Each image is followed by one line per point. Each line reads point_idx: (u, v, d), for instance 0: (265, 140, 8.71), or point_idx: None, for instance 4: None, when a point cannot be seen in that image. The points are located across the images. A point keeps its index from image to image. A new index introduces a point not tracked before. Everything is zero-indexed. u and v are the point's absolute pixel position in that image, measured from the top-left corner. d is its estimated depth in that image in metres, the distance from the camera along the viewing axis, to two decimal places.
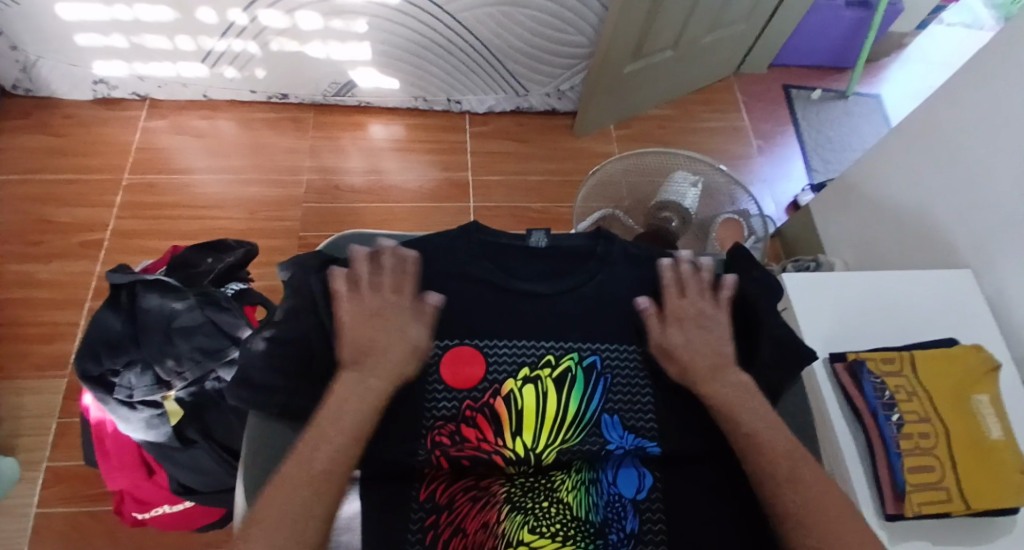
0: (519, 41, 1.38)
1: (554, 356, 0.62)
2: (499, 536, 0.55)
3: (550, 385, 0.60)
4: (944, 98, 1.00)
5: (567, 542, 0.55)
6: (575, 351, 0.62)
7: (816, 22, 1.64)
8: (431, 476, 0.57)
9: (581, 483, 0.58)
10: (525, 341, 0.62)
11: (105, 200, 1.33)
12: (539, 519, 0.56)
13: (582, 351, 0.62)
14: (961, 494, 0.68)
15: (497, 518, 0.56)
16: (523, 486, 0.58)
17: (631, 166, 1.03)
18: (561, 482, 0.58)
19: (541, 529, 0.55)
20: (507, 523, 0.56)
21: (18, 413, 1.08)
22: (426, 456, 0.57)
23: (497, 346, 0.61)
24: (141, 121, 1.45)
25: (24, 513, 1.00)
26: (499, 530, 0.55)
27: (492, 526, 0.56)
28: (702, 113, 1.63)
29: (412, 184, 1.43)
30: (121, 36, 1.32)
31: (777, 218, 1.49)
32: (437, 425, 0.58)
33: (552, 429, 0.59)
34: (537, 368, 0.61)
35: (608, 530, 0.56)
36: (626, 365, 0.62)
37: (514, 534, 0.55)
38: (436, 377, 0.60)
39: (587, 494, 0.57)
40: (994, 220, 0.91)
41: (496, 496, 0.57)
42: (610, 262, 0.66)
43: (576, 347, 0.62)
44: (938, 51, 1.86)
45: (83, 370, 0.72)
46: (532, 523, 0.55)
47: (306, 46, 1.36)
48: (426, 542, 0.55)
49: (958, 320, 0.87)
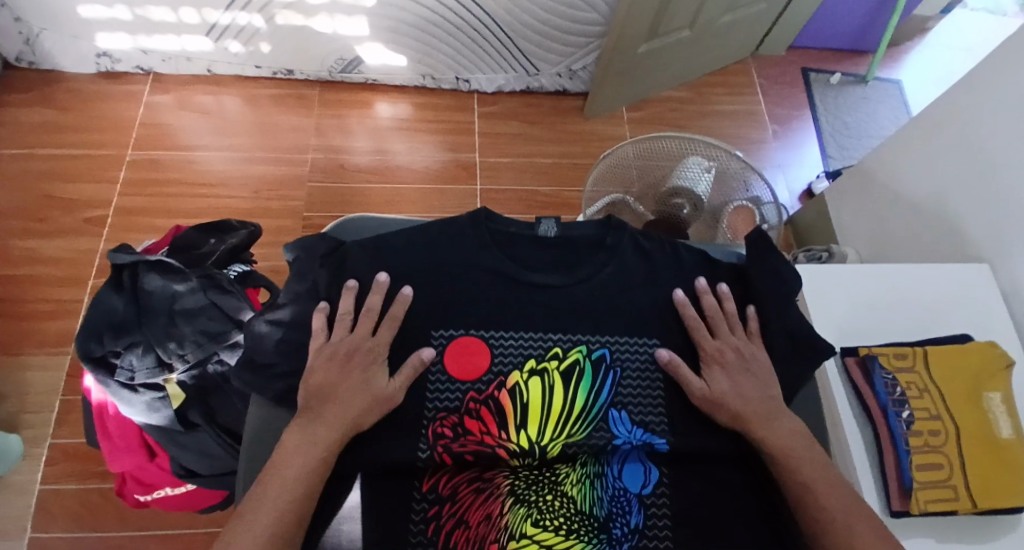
0: (530, 19, 1.34)
1: (562, 349, 0.60)
2: (503, 530, 0.54)
3: (557, 379, 0.59)
4: (969, 85, 0.96)
5: (570, 536, 0.54)
6: (583, 345, 0.60)
7: (838, 3, 1.59)
8: (433, 471, 0.55)
9: (585, 477, 0.57)
10: (534, 333, 0.61)
11: (109, 176, 1.32)
12: (542, 512, 0.55)
13: (591, 344, 0.61)
14: (969, 492, 0.67)
15: (500, 510, 0.55)
16: (529, 476, 0.57)
17: (644, 151, 1.00)
18: (564, 476, 0.57)
19: (544, 523, 0.54)
20: (511, 515, 0.54)
21: (26, 389, 1.09)
22: (429, 452, 0.55)
23: (503, 337, 0.60)
24: (145, 96, 1.43)
25: (32, 487, 1.02)
26: (502, 523, 0.54)
27: (495, 519, 0.54)
28: (717, 96, 1.59)
29: (418, 164, 1.41)
30: (124, 8, 1.29)
31: (790, 206, 1.46)
32: (439, 417, 0.57)
33: (557, 423, 0.58)
34: (544, 361, 0.60)
35: (613, 524, 0.55)
36: (635, 360, 0.61)
37: (518, 528, 0.54)
38: (439, 368, 0.58)
39: (592, 489, 0.56)
40: (1015, 212, 0.88)
41: (500, 489, 0.56)
42: (623, 255, 0.64)
43: (586, 340, 0.61)
44: (963, 35, 1.80)
45: (85, 351, 0.71)
46: (536, 517, 0.54)
47: (312, 21, 1.33)
48: (429, 536, 0.53)
49: (974, 316, 0.85)
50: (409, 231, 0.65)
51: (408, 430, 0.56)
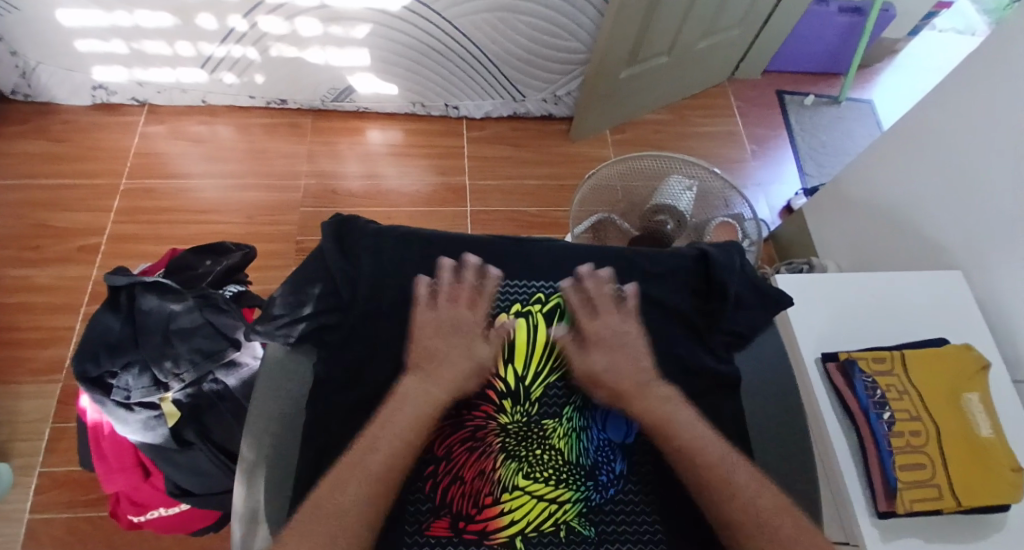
0: (515, 47, 1.39)
1: (544, 295, 0.64)
2: (496, 484, 0.53)
3: (541, 319, 0.61)
4: (937, 101, 1.01)
5: (560, 486, 0.53)
6: (565, 289, 0.64)
7: (809, 29, 1.66)
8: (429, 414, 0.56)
9: (573, 430, 0.57)
10: (521, 282, 0.65)
11: (103, 205, 1.34)
12: (532, 465, 0.54)
13: (573, 290, 0.64)
14: (953, 491, 0.69)
15: (492, 466, 0.54)
16: (516, 425, 0.56)
17: (626, 170, 1.03)
18: (552, 430, 0.56)
19: (534, 475, 0.54)
20: (502, 470, 0.54)
21: (16, 418, 1.08)
22: None
23: (496, 285, 0.64)
24: (140, 126, 1.46)
25: (21, 516, 1.00)
26: (495, 477, 0.54)
27: (488, 474, 0.54)
28: (698, 118, 1.65)
29: (409, 188, 1.44)
30: (121, 42, 1.33)
31: (772, 222, 1.50)
32: None
33: (542, 357, 0.60)
34: (529, 304, 0.63)
35: (599, 472, 0.55)
36: (614, 304, 0.64)
37: (510, 481, 0.53)
38: (432, 309, 0.62)
39: (579, 440, 0.56)
40: (988, 222, 0.92)
41: (492, 446, 0.55)
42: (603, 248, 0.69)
43: (567, 287, 0.65)
44: (930, 57, 1.88)
45: (82, 371, 0.71)
46: (526, 470, 0.54)
47: (305, 52, 1.37)
48: (426, 492, 0.54)
49: (951, 321, 0.88)
50: (401, 231, 0.67)
51: (402, 375, 0.58)
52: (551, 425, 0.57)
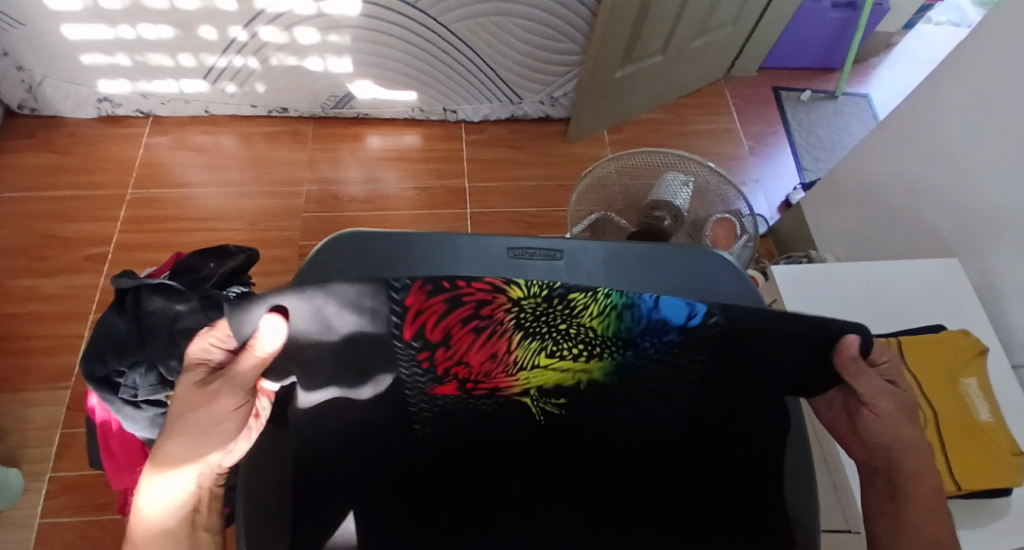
0: (511, 51, 1.41)
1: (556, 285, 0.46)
2: (512, 363, 0.51)
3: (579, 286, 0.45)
4: (925, 93, 1.01)
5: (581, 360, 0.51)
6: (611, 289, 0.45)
7: (802, 26, 1.67)
8: (419, 351, 0.49)
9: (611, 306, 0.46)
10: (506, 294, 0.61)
11: (109, 215, 1.36)
12: (556, 343, 0.50)
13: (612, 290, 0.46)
14: (952, 476, 0.69)
15: (507, 348, 0.50)
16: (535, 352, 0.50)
17: (622, 168, 1.05)
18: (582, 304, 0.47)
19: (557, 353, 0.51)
20: (520, 351, 0.50)
21: (26, 424, 1.10)
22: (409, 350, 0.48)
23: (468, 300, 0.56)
24: (144, 137, 1.48)
25: (32, 521, 1.02)
26: (511, 360, 0.51)
27: (502, 356, 0.50)
28: (694, 116, 1.66)
29: (409, 192, 1.46)
30: (124, 55, 1.36)
31: (770, 217, 1.50)
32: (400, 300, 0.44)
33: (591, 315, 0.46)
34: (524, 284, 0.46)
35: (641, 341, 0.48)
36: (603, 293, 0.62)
37: (529, 360, 0.51)
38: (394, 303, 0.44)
39: (619, 318, 0.47)
40: (982, 212, 0.93)
41: (504, 325, 0.48)
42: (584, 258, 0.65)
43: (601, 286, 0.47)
44: (926, 49, 1.89)
45: (89, 370, 0.74)
46: (549, 349, 0.51)
47: (305, 61, 1.40)
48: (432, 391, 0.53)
49: (948, 307, 0.88)
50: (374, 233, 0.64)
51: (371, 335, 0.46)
52: (573, 328, 0.48)
